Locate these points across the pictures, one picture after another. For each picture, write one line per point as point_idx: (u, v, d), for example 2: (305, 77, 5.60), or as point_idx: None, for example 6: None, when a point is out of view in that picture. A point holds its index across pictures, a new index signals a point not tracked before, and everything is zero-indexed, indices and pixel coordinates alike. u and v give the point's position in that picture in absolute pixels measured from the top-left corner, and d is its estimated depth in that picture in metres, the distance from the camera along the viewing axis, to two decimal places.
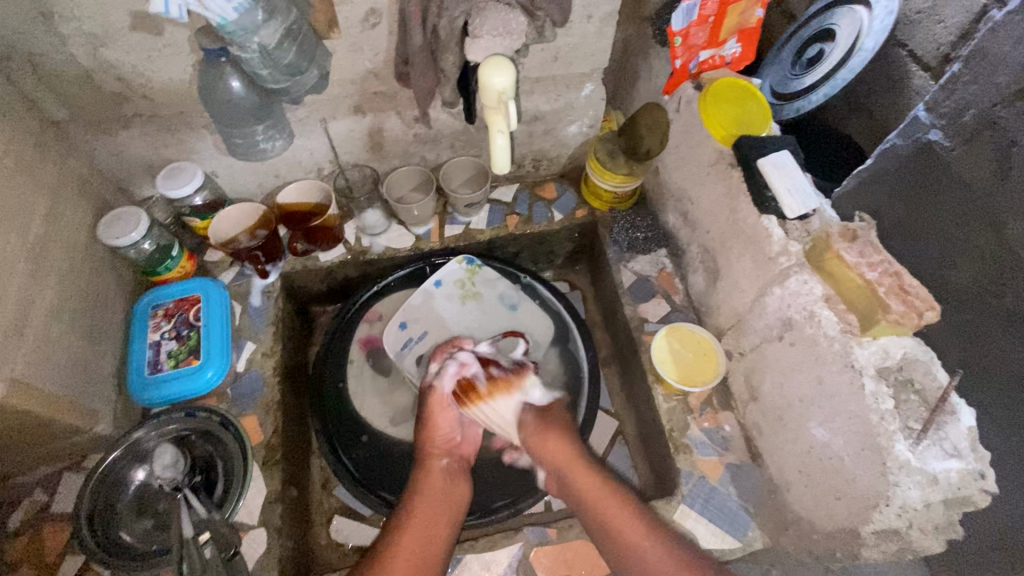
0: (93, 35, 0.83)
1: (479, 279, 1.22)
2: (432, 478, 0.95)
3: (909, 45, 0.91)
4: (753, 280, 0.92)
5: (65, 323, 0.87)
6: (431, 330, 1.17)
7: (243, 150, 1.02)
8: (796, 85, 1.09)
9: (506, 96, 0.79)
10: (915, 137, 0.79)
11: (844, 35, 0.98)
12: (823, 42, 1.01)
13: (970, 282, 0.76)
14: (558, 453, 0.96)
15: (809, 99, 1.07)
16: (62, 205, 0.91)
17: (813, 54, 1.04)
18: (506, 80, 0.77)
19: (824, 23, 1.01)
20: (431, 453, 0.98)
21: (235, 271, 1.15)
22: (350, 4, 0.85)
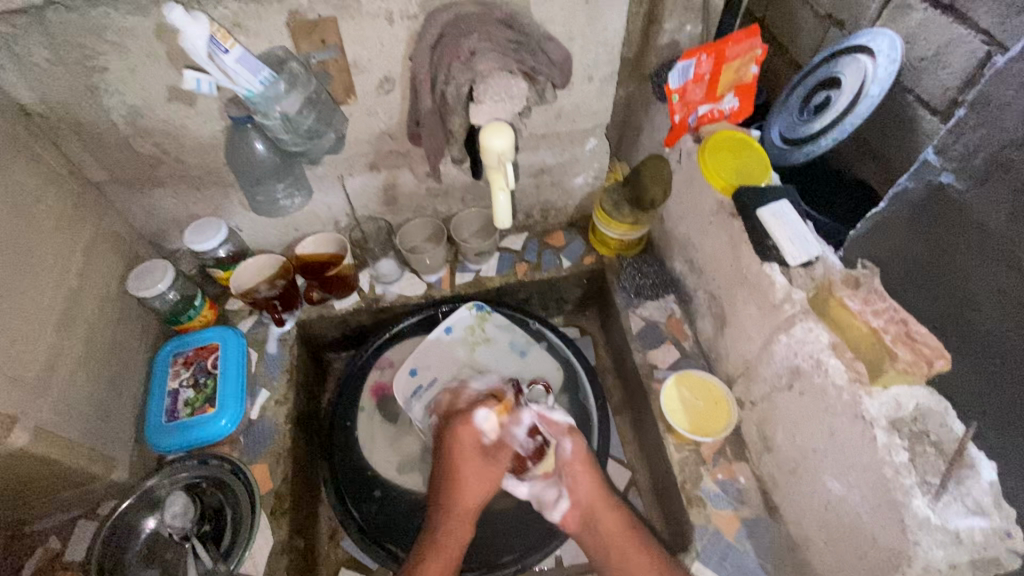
0: (134, 106, 0.90)
1: (489, 325, 1.25)
2: (445, 551, 0.91)
3: (915, 91, 1.02)
4: (758, 327, 0.92)
5: (90, 373, 0.91)
6: (441, 377, 1.19)
7: (265, 207, 1.04)
8: (804, 131, 1.06)
9: (505, 158, 0.83)
10: (927, 179, 0.80)
11: (849, 82, 0.99)
12: (829, 90, 1.03)
13: (994, 321, 0.76)
14: (590, 491, 0.96)
15: (820, 143, 1.02)
16: (94, 261, 0.97)
17: (819, 101, 1.04)
18: (505, 143, 0.82)
19: (829, 72, 1.04)
20: (450, 515, 0.94)
21: (253, 319, 1.20)
22: (366, 73, 0.91)
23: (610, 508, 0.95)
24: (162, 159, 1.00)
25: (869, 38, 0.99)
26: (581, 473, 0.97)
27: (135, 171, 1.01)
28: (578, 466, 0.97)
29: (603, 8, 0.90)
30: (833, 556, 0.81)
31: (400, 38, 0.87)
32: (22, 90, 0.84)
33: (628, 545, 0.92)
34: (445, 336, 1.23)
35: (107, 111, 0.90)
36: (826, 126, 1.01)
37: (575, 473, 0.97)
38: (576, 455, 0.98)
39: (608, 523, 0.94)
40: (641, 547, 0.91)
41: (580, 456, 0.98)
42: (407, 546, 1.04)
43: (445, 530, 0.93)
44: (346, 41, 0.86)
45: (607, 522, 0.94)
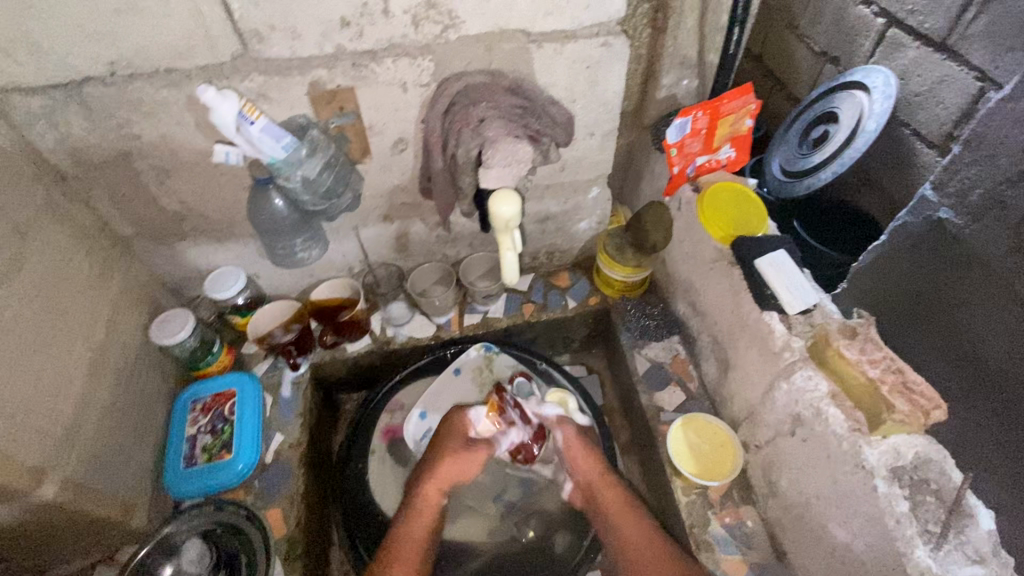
0: (163, 169, 0.96)
1: (497, 364, 1.27)
2: (426, 513, 1.00)
3: (911, 125, 1.07)
4: (760, 373, 0.94)
5: (115, 422, 0.95)
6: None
7: (283, 259, 1.06)
8: (804, 163, 1.10)
9: (512, 224, 0.84)
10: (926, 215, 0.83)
11: (847, 117, 1.03)
12: (827, 124, 1.06)
13: (1008, 356, 0.78)
14: (588, 470, 1.06)
15: (819, 176, 1.05)
16: (120, 312, 1.02)
17: (819, 134, 1.07)
18: (513, 210, 0.82)
19: (827, 106, 1.07)
20: (433, 484, 1.02)
21: (269, 362, 1.24)
22: (381, 135, 0.97)
23: (609, 483, 1.04)
24: (186, 215, 1.06)
25: (864, 75, 1.02)
26: (574, 449, 1.08)
27: (161, 226, 1.07)
28: (571, 443, 1.09)
29: (602, 72, 0.95)
30: None
31: (413, 104, 0.93)
32: (62, 156, 0.90)
33: (621, 514, 1.00)
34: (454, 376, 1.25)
35: (138, 173, 0.96)
36: (825, 160, 1.04)
37: (570, 451, 1.08)
38: (569, 436, 1.09)
39: (609, 497, 1.03)
40: (637, 518, 0.98)
41: (572, 437, 1.09)
42: None
43: (428, 496, 1.02)
44: (363, 107, 0.92)
45: (630, 526, 0.97)
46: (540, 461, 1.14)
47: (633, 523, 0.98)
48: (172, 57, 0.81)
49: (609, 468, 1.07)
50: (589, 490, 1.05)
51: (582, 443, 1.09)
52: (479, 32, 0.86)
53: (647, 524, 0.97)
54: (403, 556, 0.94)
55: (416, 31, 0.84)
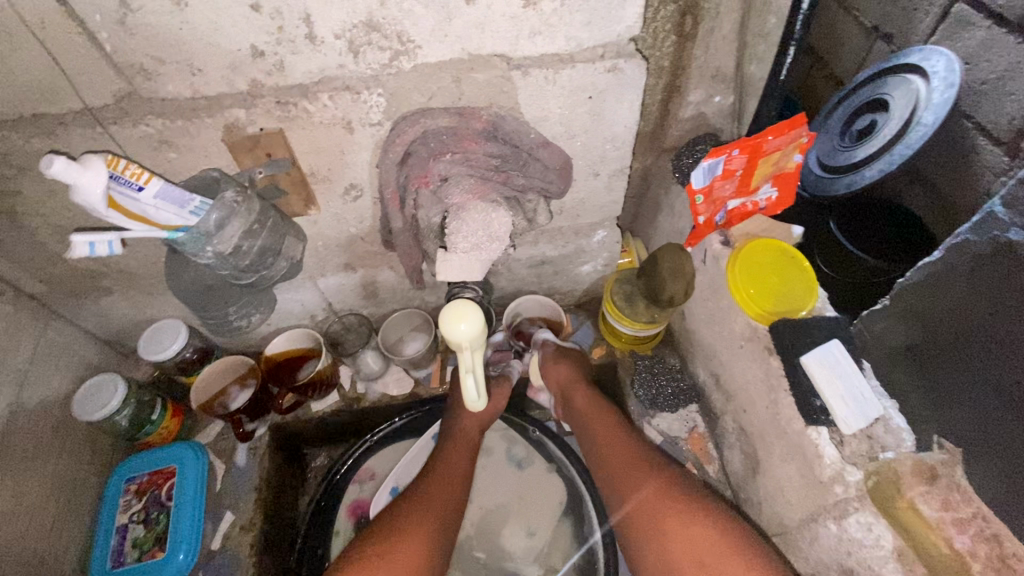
0: (60, 225, 0.77)
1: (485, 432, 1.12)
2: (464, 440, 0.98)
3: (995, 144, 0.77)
4: (800, 497, 0.74)
5: (18, 526, 0.80)
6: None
7: (217, 327, 0.87)
8: (844, 159, 0.80)
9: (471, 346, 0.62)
10: None
11: (898, 107, 0.71)
12: (874, 112, 0.75)
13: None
14: (560, 376, 1.01)
15: (862, 176, 0.77)
16: (29, 389, 0.86)
17: (863, 125, 0.76)
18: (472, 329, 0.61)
19: (875, 87, 0.75)
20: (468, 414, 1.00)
21: (221, 425, 1.08)
22: (326, 182, 0.77)
23: (584, 394, 0.98)
24: (105, 271, 0.88)
25: (922, 55, 0.69)
26: (549, 362, 1.03)
27: (79, 282, 0.90)
28: (546, 360, 1.04)
29: (609, 104, 0.73)
30: None
31: (363, 148, 0.73)
32: None
33: (598, 418, 0.94)
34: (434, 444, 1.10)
35: (33, 231, 0.78)
36: (871, 155, 0.76)
37: (546, 363, 1.04)
38: (547, 353, 1.05)
39: (597, 424, 0.93)
40: (608, 420, 0.93)
41: (550, 352, 1.04)
42: None
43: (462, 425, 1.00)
44: (299, 153, 0.72)
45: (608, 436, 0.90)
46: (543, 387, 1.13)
47: (602, 421, 0.93)
48: (36, 100, 0.61)
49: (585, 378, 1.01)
50: (563, 396, 1.01)
51: (559, 354, 1.04)
52: (442, 58, 0.64)
53: (613, 419, 0.93)
54: (446, 477, 0.92)
55: (356, 61, 0.63)
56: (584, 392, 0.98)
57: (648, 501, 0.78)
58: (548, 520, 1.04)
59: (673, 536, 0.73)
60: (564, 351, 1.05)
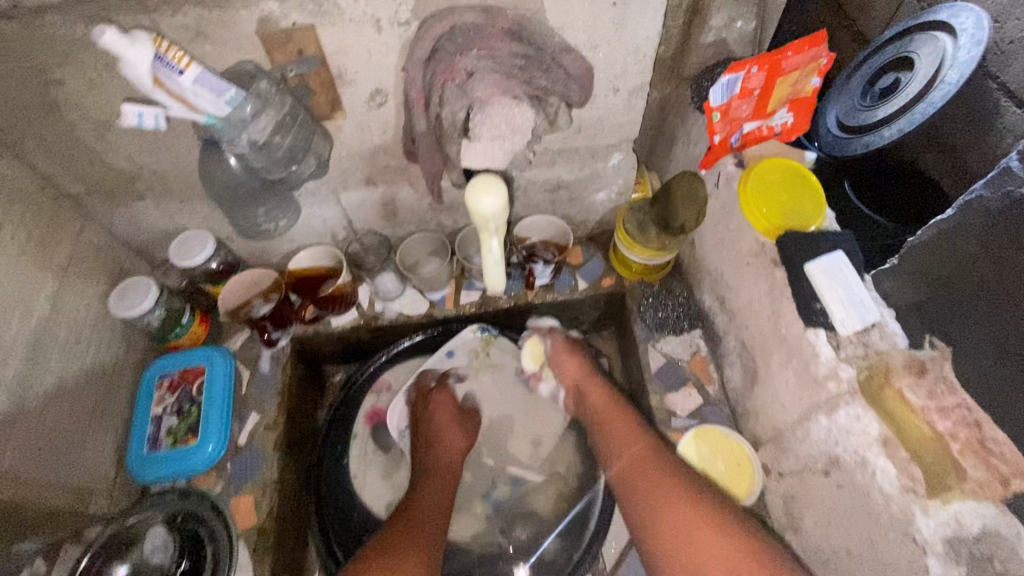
0: (99, 120, 0.81)
1: (495, 348, 1.19)
2: (446, 477, 1.00)
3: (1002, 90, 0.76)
4: (794, 397, 0.79)
5: (65, 405, 0.86)
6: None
7: (245, 231, 0.93)
8: (863, 118, 0.82)
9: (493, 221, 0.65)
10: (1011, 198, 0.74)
11: (923, 65, 0.73)
12: (899, 71, 0.77)
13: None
14: (573, 371, 1.09)
15: (881, 135, 0.78)
16: (70, 283, 0.91)
17: (887, 85, 0.78)
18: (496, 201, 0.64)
19: (901, 47, 0.77)
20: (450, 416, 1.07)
21: (246, 335, 1.14)
22: (354, 86, 0.79)
23: (593, 385, 1.06)
24: (138, 174, 0.92)
25: (950, 13, 0.72)
26: (557, 357, 1.10)
27: (112, 185, 0.93)
28: (558, 351, 1.11)
29: (632, 12, 0.74)
30: None
31: (391, 49, 0.75)
32: None
33: (613, 415, 1.00)
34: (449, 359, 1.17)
35: (72, 126, 0.81)
36: (893, 114, 0.76)
37: (557, 356, 1.11)
38: (558, 342, 1.12)
39: (618, 433, 0.96)
40: (625, 420, 0.98)
41: (558, 345, 1.11)
42: None
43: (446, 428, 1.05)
44: (328, 51, 0.74)
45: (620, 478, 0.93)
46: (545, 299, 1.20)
47: (616, 417, 0.99)
48: None
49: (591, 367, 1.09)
50: (577, 389, 1.08)
51: (567, 346, 1.11)
52: None
53: (631, 424, 0.96)
54: (430, 498, 0.95)
55: None
56: (601, 395, 1.04)
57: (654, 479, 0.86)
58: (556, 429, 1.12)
59: (663, 513, 0.81)
60: (577, 367, 1.08)
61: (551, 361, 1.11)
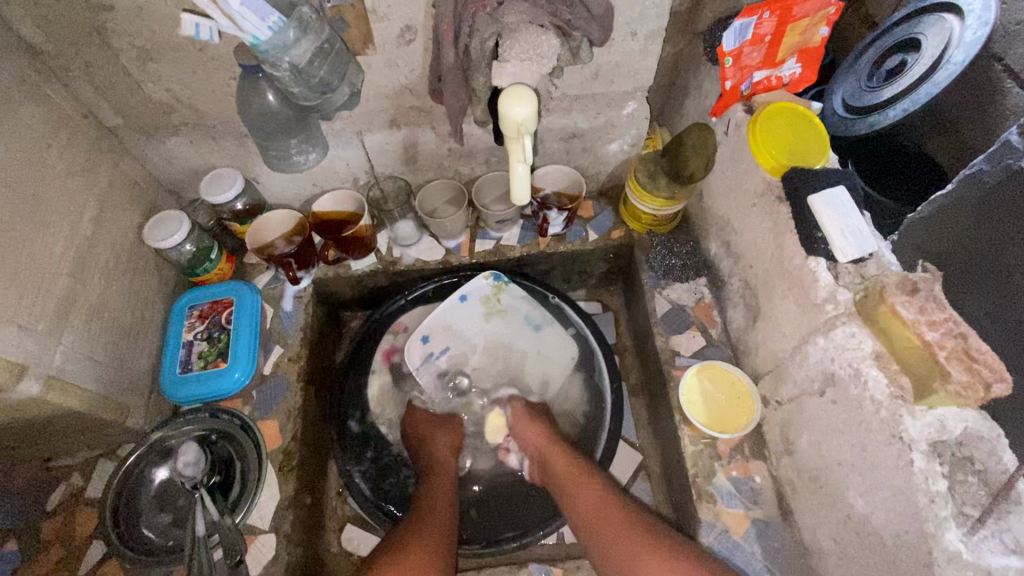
0: (143, 48, 0.85)
1: (505, 295, 1.20)
2: (444, 477, 1.00)
3: (1006, 59, 0.81)
4: (794, 325, 0.85)
5: (105, 321, 0.91)
6: (453, 345, 1.18)
7: (277, 163, 0.98)
8: (870, 99, 0.89)
9: (525, 128, 0.72)
10: (1005, 162, 0.68)
11: (930, 46, 0.81)
12: (907, 53, 0.85)
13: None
14: (537, 439, 1.03)
15: (888, 113, 0.85)
16: (109, 209, 0.95)
17: (893, 66, 0.87)
18: (527, 111, 0.70)
19: (910, 30, 0.86)
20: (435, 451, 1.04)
21: (270, 274, 1.18)
22: (385, 21, 0.83)
23: (552, 447, 1.01)
24: (175, 106, 0.96)
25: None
26: (520, 422, 1.07)
27: (150, 117, 0.98)
28: (519, 420, 1.07)
29: None
30: (842, 571, 0.77)
31: None
32: (30, 27, 0.80)
33: (574, 481, 0.94)
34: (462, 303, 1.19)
35: (117, 53, 0.85)
36: (897, 94, 0.84)
37: (518, 423, 1.07)
38: (518, 411, 1.09)
39: (580, 494, 0.92)
40: (587, 484, 0.93)
41: (519, 413, 1.08)
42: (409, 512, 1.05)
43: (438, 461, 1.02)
44: None
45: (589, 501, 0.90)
46: (556, 242, 1.24)
47: (578, 482, 0.94)
48: None
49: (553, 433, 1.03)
50: (539, 458, 1.02)
51: (529, 413, 1.08)
52: None
53: (596, 484, 0.93)
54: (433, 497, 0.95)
55: None
56: (560, 455, 0.99)
57: (619, 534, 0.84)
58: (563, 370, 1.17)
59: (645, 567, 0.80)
60: (537, 434, 1.04)
61: (515, 427, 1.07)
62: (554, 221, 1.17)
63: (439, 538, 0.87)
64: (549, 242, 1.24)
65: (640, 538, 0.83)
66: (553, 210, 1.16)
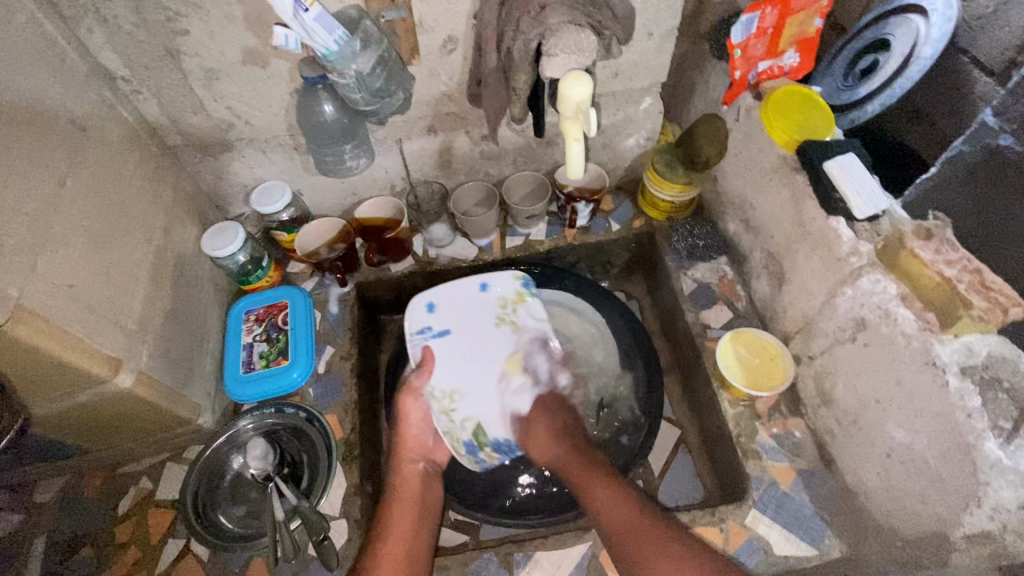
0: (211, 69, 0.93)
1: (522, 307, 1.12)
2: (409, 482, 0.97)
3: (971, 52, 0.85)
4: (821, 282, 0.92)
5: (176, 324, 0.97)
6: (454, 329, 1.10)
7: (331, 168, 1.08)
8: (849, 97, 1.02)
9: (584, 106, 0.82)
10: (983, 141, 0.80)
11: (898, 45, 0.91)
12: (876, 53, 0.95)
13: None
14: (541, 437, 1.01)
15: (866, 109, 0.98)
16: (175, 221, 1.02)
17: (865, 65, 0.97)
18: (585, 91, 0.80)
19: (878, 33, 0.94)
20: (405, 459, 0.99)
21: (315, 280, 1.24)
22: (430, 33, 0.93)
23: (570, 453, 0.98)
24: (233, 123, 1.04)
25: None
26: (534, 418, 1.04)
27: (208, 135, 1.05)
28: (534, 412, 1.05)
29: None
30: (891, 502, 0.83)
31: None
32: (108, 54, 0.88)
33: (595, 484, 0.92)
34: (479, 292, 1.13)
35: (186, 74, 0.93)
36: (873, 92, 0.97)
37: (532, 419, 1.04)
38: (536, 404, 1.05)
39: (598, 499, 0.90)
40: (610, 487, 0.90)
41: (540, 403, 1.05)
42: (468, 491, 1.09)
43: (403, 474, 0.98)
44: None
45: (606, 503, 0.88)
46: (582, 233, 1.32)
47: (601, 491, 0.91)
48: None
49: (573, 438, 1.01)
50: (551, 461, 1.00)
51: (547, 415, 1.04)
52: None
53: (619, 490, 0.90)
54: (406, 488, 0.96)
55: None
56: (576, 458, 0.97)
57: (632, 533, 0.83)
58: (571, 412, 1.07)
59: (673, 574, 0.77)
60: (545, 433, 1.02)
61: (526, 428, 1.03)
62: (579, 213, 1.25)
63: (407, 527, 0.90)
64: (574, 232, 1.32)
65: (652, 539, 0.82)
66: (579, 203, 1.23)
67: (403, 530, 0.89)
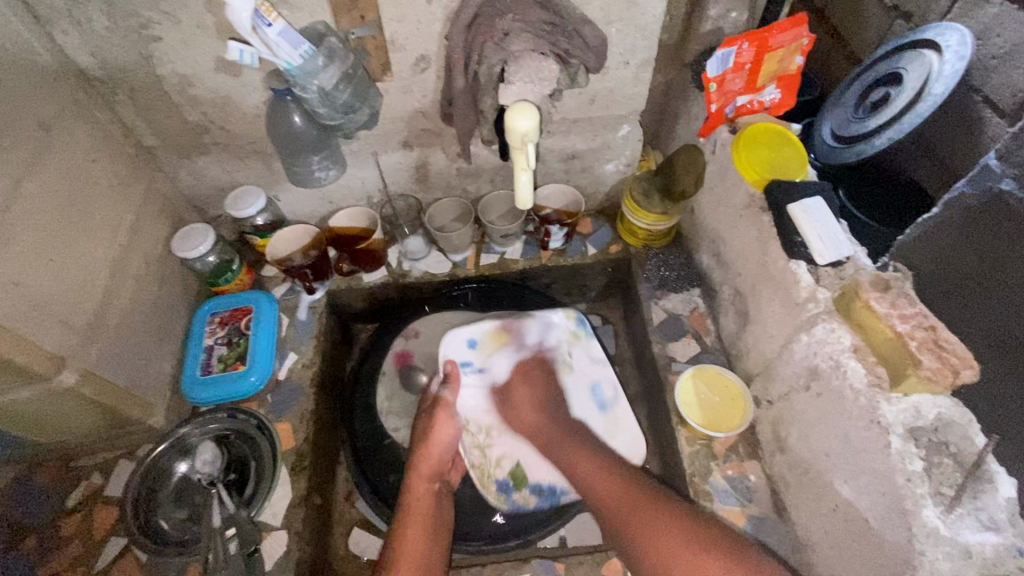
0: (185, 75, 0.94)
1: (578, 346, 1.13)
2: (422, 500, 0.95)
3: (983, 91, 0.83)
4: (781, 325, 0.90)
5: (135, 324, 0.98)
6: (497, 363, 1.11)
7: (299, 178, 1.07)
8: (857, 129, 0.92)
9: (528, 139, 0.82)
10: (985, 185, 0.72)
11: (911, 79, 0.84)
12: (889, 86, 0.88)
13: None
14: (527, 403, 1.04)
15: (872, 142, 0.88)
16: (144, 220, 1.03)
17: (878, 98, 0.89)
18: (530, 123, 0.80)
19: (891, 66, 0.88)
20: (421, 475, 0.98)
21: (286, 286, 1.24)
22: (402, 51, 0.93)
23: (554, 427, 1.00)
24: (208, 127, 1.05)
25: (936, 32, 0.83)
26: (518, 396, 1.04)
27: (184, 137, 1.06)
28: (515, 383, 1.06)
29: None
30: (835, 558, 0.80)
31: (437, 18, 0.89)
32: (83, 54, 0.89)
33: (576, 454, 0.96)
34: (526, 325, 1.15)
35: (160, 79, 0.95)
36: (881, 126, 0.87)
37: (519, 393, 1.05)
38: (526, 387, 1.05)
39: (604, 484, 0.90)
40: (600, 463, 0.93)
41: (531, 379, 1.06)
42: None
43: (415, 492, 0.96)
44: (385, 18, 0.88)
45: (601, 479, 0.91)
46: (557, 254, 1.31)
47: (595, 468, 0.93)
48: None
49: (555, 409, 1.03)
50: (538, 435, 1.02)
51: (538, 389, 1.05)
52: None
53: (614, 465, 0.93)
54: (417, 508, 0.94)
55: None
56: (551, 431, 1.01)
57: (626, 510, 0.85)
58: (622, 445, 1.04)
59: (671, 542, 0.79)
60: (532, 411, 1.03)
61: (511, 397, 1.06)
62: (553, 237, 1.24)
63: (427, 525, 0.92)
64: (548, 254, 1.30)
65: (648, 510, 0.84)
66: (553, 225, 1.22)
67: (420, 521, 0.92)
